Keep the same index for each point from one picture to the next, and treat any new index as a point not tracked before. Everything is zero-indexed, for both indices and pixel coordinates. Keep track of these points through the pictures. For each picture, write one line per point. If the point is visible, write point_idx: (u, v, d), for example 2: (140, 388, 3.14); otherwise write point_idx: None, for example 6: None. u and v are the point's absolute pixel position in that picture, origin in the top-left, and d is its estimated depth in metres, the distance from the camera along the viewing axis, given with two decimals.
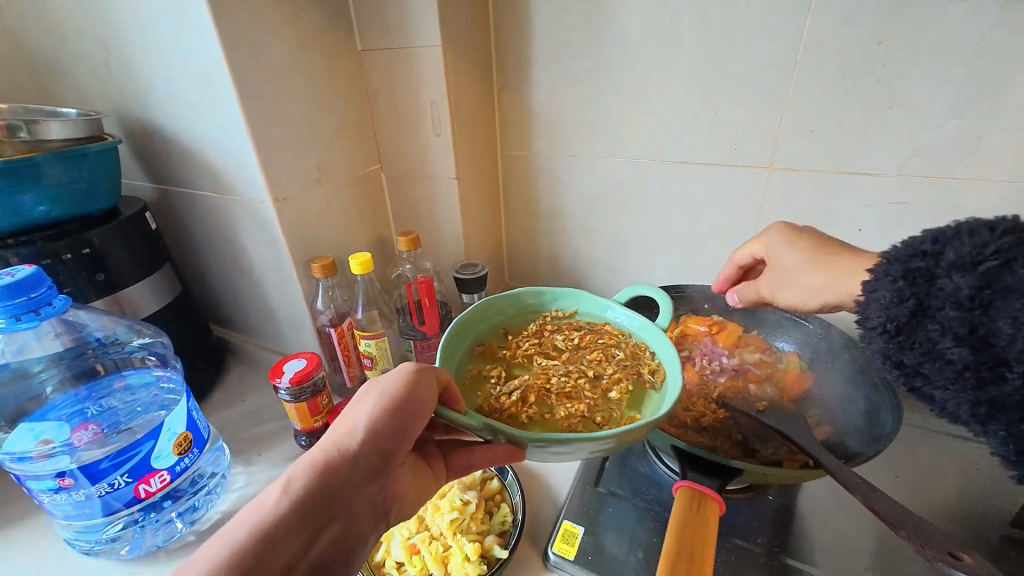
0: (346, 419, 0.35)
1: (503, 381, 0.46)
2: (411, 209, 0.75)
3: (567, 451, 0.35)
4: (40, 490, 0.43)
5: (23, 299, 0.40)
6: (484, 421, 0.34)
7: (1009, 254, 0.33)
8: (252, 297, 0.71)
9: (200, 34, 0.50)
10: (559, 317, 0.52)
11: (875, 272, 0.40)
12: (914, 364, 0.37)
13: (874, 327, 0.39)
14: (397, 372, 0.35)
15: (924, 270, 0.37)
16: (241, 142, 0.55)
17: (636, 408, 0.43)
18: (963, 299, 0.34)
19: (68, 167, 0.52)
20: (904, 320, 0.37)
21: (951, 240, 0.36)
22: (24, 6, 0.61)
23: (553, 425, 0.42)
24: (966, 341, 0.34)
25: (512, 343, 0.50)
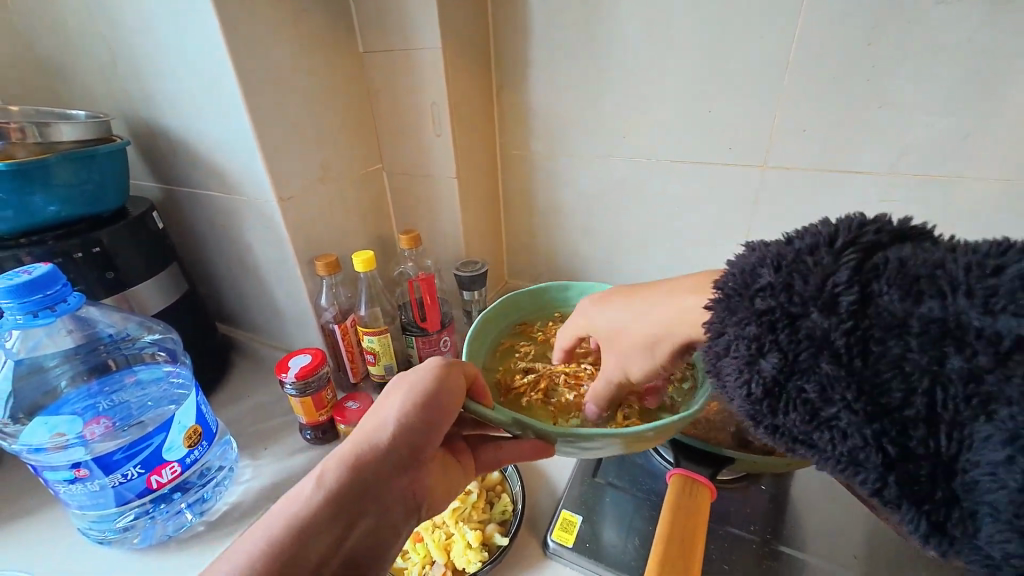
0: (375, 416, 0.36)
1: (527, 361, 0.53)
2: (412, 208, 0.77)
3: (593, 447, 0.38)
4: (57, 481, 0.44)
5: (39, 296, 0.42)
6: (514, 416, 0.38)
7: (855, 284, 0.27)
8: (256, 295, 0.72)
9: (206, 38, 0.51)
10: None
11: (726, 319, 0.32)
12: (795, 430, 0.29)
13: (739, 387, 0.31)
14: (425, 368, 0.37)
15: (780, 310, 0.29)
16: (246, 142, 0.56)
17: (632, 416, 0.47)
18: (837, 345, 0.27)
19: (78, 168, 0.53)
20: (773, 377, 0.29)
21: (795, 268, 0.30)
22: (32, 9, 0.62)
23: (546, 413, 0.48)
24: (855, 402, 0.26)
25: (549, 329, 0.56)
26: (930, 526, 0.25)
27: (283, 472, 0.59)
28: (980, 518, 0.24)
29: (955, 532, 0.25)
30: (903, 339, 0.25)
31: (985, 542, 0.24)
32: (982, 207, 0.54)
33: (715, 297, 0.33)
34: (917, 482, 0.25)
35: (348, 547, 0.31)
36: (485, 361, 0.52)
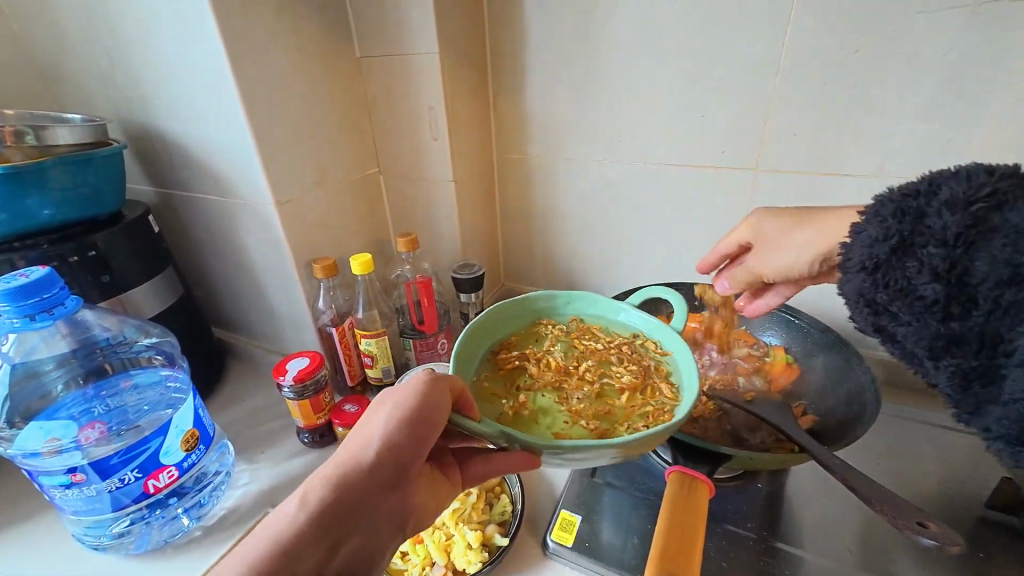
0: (362, 430, 0.36)
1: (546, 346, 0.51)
2: (410, 211, 0.77)
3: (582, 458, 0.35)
4: (52, 486, 0.44)
5: (36, 299, 0.41)
6: (499, 429, 0.34)
7: (998, 195, 0.33)
8: (253, 299, 0.72)
9: (204, 42, 0.51)
10: (652, 349, 0.48)
11: (865, 213, 0.39)
12: (884, 300, 0.37)
13: (853, 265, 0.39)
14: (411, 381, 0.36)
15: (913, 207, 0.36)
16: (244, 145, 0.57)
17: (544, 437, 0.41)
18: (949, 237, 0.34)
19: (74, 171, 0.53)
20: (884, 256, 0.37)
21: (949, 180, 0.35)
22: (29, 14, 0.62)
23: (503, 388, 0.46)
24: (943, 274, 0.34)
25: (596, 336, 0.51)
26: (958, 382, 0.34)
27: (280, 476, 0.59)
28: (1002, 379, 0.32)
29: (976, 388, 0.33)
30: (1006, 240, 0.32)
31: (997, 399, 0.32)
32: None
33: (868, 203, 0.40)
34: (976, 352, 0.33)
35: (336, 564, 0.32)
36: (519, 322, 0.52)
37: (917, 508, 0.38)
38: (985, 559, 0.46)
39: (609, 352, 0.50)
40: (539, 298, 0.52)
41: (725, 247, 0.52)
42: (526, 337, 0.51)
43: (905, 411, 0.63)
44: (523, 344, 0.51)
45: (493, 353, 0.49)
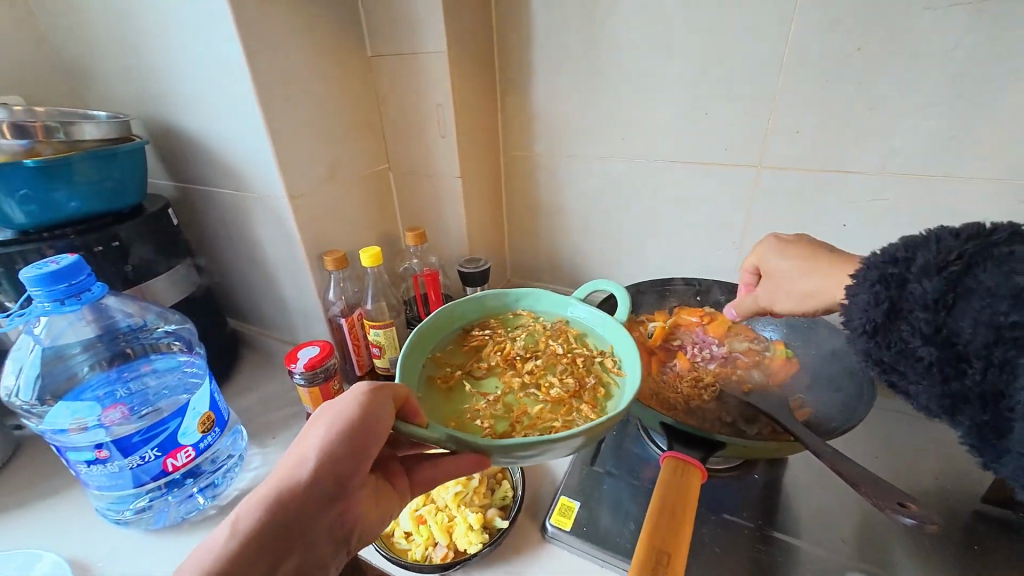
0: (302, 444, 0.36)
1: (516, 338, 0.54)
2: (418, 206, 0.79)
3: (525, 455, 0.38)
4: (78, 461, 0.46)
5: (66, 285, 0.44)
6: (447, 433, 0.37)
7: (972, 258, 0.34)
8: (266, 290, 0.74)
9: (224, 42, 0.54)
10: (609, 364, 0.49)
11: (854, 278, 0.40)
12: (888, 358, 0.38)
13: (853, 328, 0.39)
14: (351, 394, 0.37)
15: (895, 274, 0.37)
16: (259, 142, 0.59)
17: (456, 417, 0.45)
18: (930, 301, 0.35)
19: (99, 165, 0.56)
20: (880, 320, 0.37)
21: (922, 247, 0.37)
22: (57, 15, 0.65)
23: (458, 360, 0.51)
24: (932, 336, 0.35)
25: (566, 339, 0.53)
26: (974, 434, 0.34)
27: None
28: (1012, 433, 0.32)
29: (996, 442, 0.33)
30: (984, 301, 0.32)
31: (1011, 452, 0.32)
32: (976, 206, 0.55)
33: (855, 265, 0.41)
34: (986, 410, 0.33)
35: None
36: (502, 310, 0.57)
37: (901, 490, 0.39)
38: (979, 552, 0.46)
39: (571, 358, 0.51)
40: (524, 292, 0.57)
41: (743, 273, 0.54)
42: (502, 323, 0.56)
43: (907, 407, 0.63)
44: (498, 331, 0.55)
45: (464, 332, 0.55)
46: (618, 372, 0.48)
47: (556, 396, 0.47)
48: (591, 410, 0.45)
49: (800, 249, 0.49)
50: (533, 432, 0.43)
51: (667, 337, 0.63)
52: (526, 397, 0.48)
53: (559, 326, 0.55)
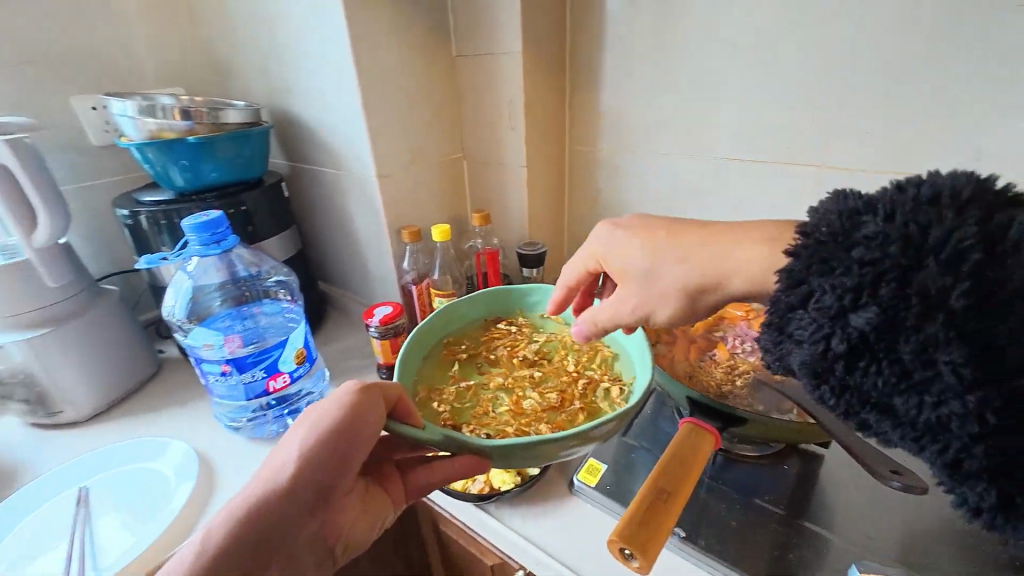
0: (288, 446, 0.37)
1: (534, 345, 0.63)
2: (485, 192, 0.86)
3: (527, 459, 0.41)
4: (208, 373, 0.59)
5: (212, 233, 0.56)
6: (444, 433, 0.38)
7: (988, 245, 0.29)
8: (352, 258, 0.86)
9: (338, 44, 0.64)
10: (609, 392, 0.54)
11: (822, 266, 0.33)
12: (878, 391, 0.31)
13: (817, 336, 0.32)
14: (337, 395, 0.39)
15: (895, 263, 0.30)
16: (358, 128, 0.69)
17: (431, 384, 0.56)
18: (951, 300, 0.29)
19: (237, 144, 0.70)
20: (867, 327, 0.31)
21: (928, 222, 0.30)
22: (213, 22, 0.80)
23: (477, 341, 0.64)
24: (946, 348, 0.29)
25: (577, 362, 0.60)
26: (996, 498, 0.29)
27: None
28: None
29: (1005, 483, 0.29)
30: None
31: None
32: None
33: (808, 243, 0.34)
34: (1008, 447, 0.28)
35: None
36: (538, 319, 0.66)
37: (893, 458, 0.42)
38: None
39: (572, 379, 0.58)
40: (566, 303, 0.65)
41: (569, 275, 0.53)
42: (531, 325, 0.66)
43: None
44: (527, 336, 0.65)
45: (490, 325, 0.66)
46: (619, 399, 0.52)
47: (528, 409, 0.54)
48: (549, 427, 0.52)
49: (642, 229, 0.45)
50: (479, 428, 0.52)
51: (710, 328, 0.66)
52: (503, 397, 0.57)
53: (592, 351, 0.61)
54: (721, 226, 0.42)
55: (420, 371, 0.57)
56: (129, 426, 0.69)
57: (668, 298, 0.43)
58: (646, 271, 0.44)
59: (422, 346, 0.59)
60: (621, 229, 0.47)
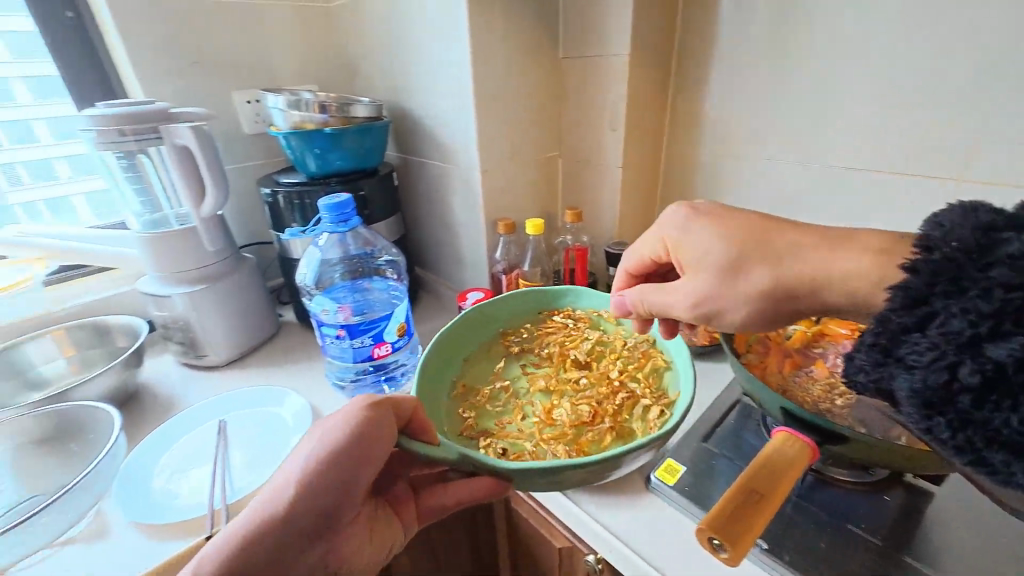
0: (292, 460, 0.39)
1: (583, 349, 0.66)
2: (578, 191, 0.89)
3: (542, 483, 0.43)
4: (326, 335, 0.67)
5: (340, 215, 0.63)
6: (459, 454, 0.43)
7: None
8: (448, 245, 0.92)
9: (459, 47, 0.70)
10: (647, 407, 0.55)
11: (944, 290, 0.32)
12: (1009, 428, 0.29)
13: (933, 360, 0.31)
14: (342, 412, 0.41)
15: None
16: (468, 125, 0.75)
17: (476, 373, 0.64)
18: None
19: (361, 135, 0.78)
20: (997, 358, 0.29)
21: None
22: (347, 27, 0.90)
23: (531, 334, 0.70)
24: None
25: (622, 373, 0.61)
26: None
27: None
28: None
29: None
30: None
31: None
32: None
33: (929, 263, 0.33)
34: None
35: None
36: (596, 322, 0.69)
37: None
38: None
39: (610, 392, 0.59)
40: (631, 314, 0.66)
41: (644, 251, 0.54)
42: (587, 328, 0.69)
43: None
44: (580, 340, 0.67)
45: (546, 323, 0.71)
46: (650, 420, 0.53)
47: (561, 416, 0.57)
48: (572, 435, 0.55)
49: (722, 221, 0.46)
50: (508, 424, 0.56)
51: (808, 343, 0.63)
52: (541, 394, 0.61)
53: (640, 362, 0.62)
54: (819, 232, 0.42)
55: (469, 357, 0.66)
56: (257, 377, 0.80)
57: (726, 302, 0.44)
58: (718, 266, 0.45)
59: (478, 332, 0.69)
60: (695, 221, 0.48)
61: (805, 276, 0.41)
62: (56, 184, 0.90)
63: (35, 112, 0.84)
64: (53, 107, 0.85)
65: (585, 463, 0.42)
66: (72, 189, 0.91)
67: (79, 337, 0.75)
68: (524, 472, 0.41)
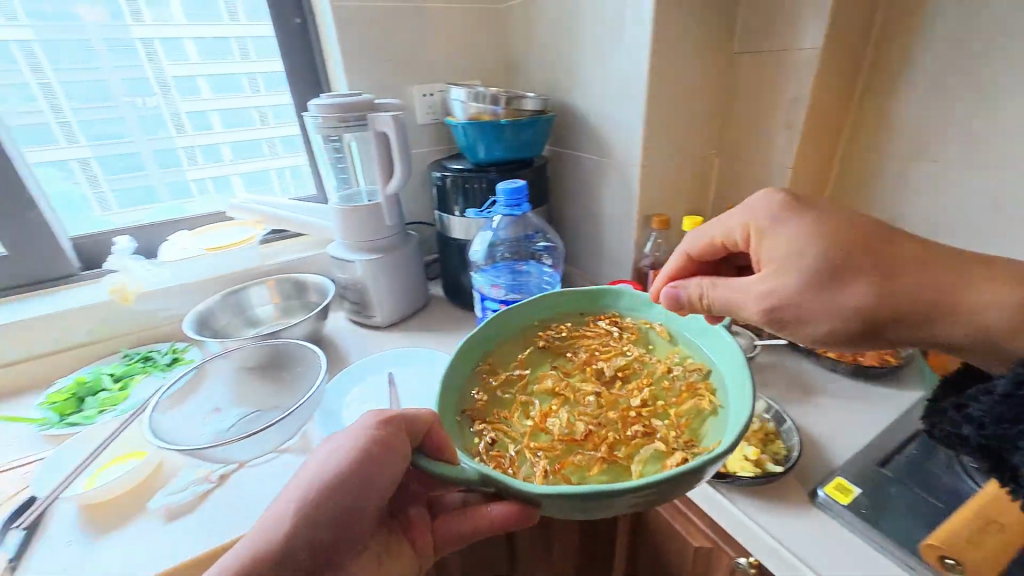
0: (310, 472, 0.43)
1: (619, 364, 0.58)
2: (735, 191, 0.85)
3: (560, 506, 0.37)
4: (487, 308, 0.74)
5: (514, 199, 0.68)
6: (481, 472, 0.39)
7: None
8: (592, 237, 0.95)
9: (637, 44, 0.71)
10: (679, 445, 0.46)
11: None
12: None
13: None
14: (355, 427, 0.45)
15: None
16: (634, 120, 0.76)
17: (497, 363, 0.57)
18: None
19: (528, 127, 0.84)
20: None
21: None
22: (519, 25, 0.96)
23: (565, 334, 0.62)
24: None
25: (658, 403, 0.53)
26: None
27: None
28: None
29: None
30: None
31: None
32: None
33: None
34: None
35: None
36: (637, 334, 0.60)
37: None
38: None
39: (642, 421, 0.51)
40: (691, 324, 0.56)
41: (718, 233, 0.51)
42: (628, 340, 0.60)
43: None
44: (617, 353, 0.59)
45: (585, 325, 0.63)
46: (683, 455, 0.44)
47: (581, 433, 0.50)
48: (591, 459, 0.47)
49: (817, 221, 0.44)
50: (520, 433, 0.50)
51: None
52: (562, 406, 0.54)
53: (680, 392, 0.53)
54: (942, 255, 0.42)
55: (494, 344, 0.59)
56: (415, 340, 0.90)
57: (809, 305, 0.44)
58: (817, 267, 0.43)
59: (501, 326, 0.60)
60: (787, 214, 0.46)
61: (924, 294, 0.41)
62: (222, 166, 1.04)
63: (215, 104, 0.98)
64: (230, 99, 0.99)
65: (612, 491, 0.35)
66: (234, 170, 1.04)
67: (286, 288, 0.91)
68: (549, 498, 0.35)
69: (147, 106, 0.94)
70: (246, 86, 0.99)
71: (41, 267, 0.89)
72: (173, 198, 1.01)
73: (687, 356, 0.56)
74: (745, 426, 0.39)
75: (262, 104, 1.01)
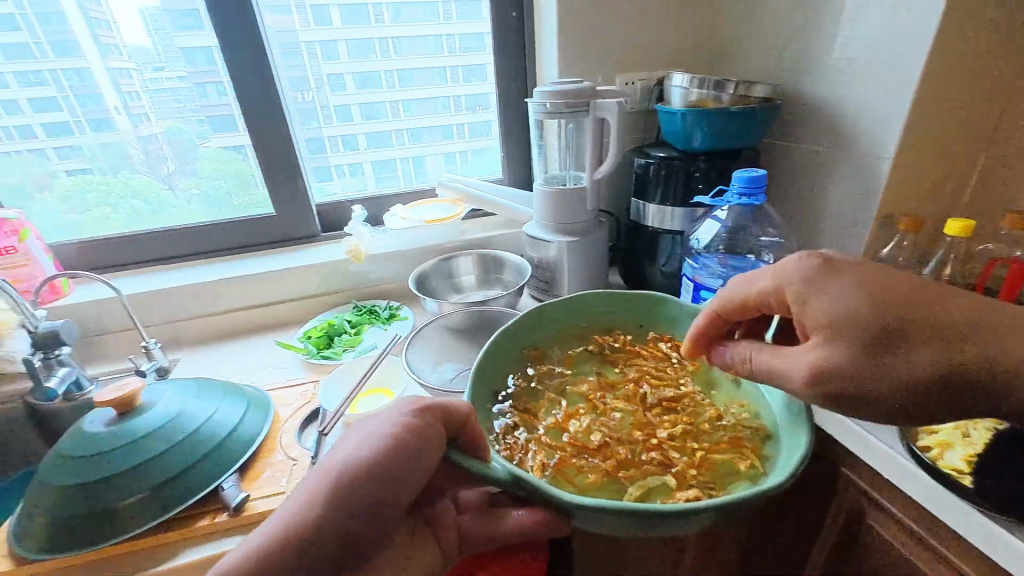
0: (342, 451, 0.42)
1: (655, 391, 0.62)
2: (1011, 191, 0.72)
3: (592, 517, 0.42)
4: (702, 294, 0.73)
5: (751, 188, 0.66)
6: (511, 473, 0.43)
7: None
8: (805, 233, 0.88)
9: (916, 22, 0.63)
10: (685, 485, 0.49)
11: None
12: None
13: None
14: (390, 409, 0.45)
15: None
16: (894, 108, 0.68)
17: (542, 355, 0.67)
18: None
19: (753, 120, 0.79)
20: None
21: None
22: (741, 8, 0.91)
23: (624, 348, 0.68)
24: None
25: (677, 443, 0.55)
26: None
27: None
28: None
29: None
30: None
31: None
32: None
33: None
34: None
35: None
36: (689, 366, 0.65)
37: None
38: None
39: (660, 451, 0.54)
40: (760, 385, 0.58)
41: (737, 289, 0.47)
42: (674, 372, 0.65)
43: None
44: (664, 381, 0.63)
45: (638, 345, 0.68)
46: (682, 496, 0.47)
47: (594, 442, 0.54)
48: (605, 472, 0.51)
49: (867, 277, 0.40)
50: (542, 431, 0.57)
51: None
52: (590, 415, 0.59)
53: (722, 439, 0.54)
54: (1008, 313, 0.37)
55: (557, 336, 0.70)
56: None
57: (863, 375, 0.39)
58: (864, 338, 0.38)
59: (577, 313, 0.71)
60: (827, 269, 0.42)
61: (975, 369, 0.36)
62: (356, 154, 1.10)
63: (356, 98, 1.05)
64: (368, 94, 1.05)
65: (632, 509, 0.39)
66: (365, 158, 1.11)
67: (485, 261, 0.99)
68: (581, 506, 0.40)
69: (303, 101, 1.02)
70: (382, 82, 1.05)
71: (285, 229, 1.05)
72: (317, 181, 1.08)
73: (745, 408, 0.57)
74: (802, 463, 0.44)
75: (396, 98, 1.07)
